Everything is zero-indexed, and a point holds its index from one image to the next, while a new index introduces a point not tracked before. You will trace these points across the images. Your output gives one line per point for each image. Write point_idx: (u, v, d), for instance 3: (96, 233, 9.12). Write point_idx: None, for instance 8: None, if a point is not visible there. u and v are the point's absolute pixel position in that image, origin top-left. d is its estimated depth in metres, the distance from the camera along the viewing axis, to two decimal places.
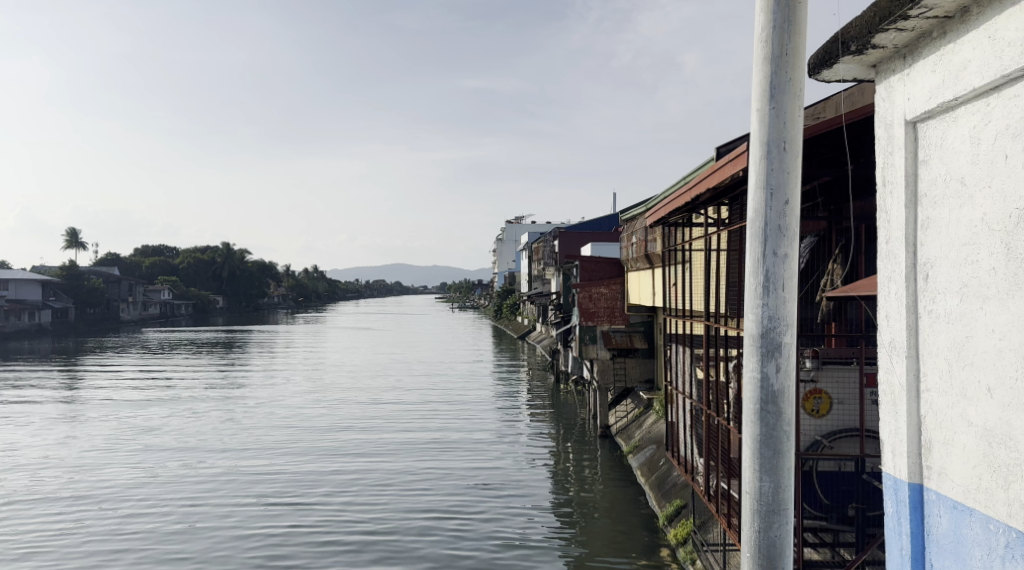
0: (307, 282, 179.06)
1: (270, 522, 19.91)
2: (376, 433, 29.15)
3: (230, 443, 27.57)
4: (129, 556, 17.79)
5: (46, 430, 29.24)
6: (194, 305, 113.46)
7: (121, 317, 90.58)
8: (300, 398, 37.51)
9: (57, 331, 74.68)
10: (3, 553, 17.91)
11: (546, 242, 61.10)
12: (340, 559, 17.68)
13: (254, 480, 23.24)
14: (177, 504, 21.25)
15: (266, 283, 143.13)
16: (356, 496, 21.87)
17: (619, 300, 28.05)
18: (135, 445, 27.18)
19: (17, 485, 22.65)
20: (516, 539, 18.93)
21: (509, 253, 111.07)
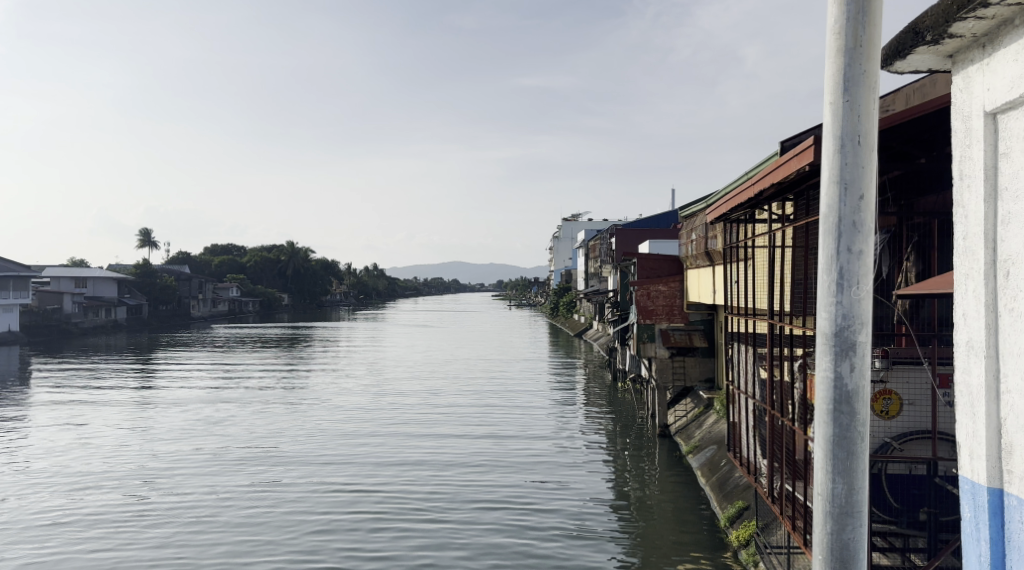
0: (367, 280, 181.18)
1: (330, 508, 20.20)
2: (436, 428, 29.51)
3: (294, 435, 28.18)
4: (195, 535, 18.25)
5: (120, 421, 30.24)
6: (261, 303, 116.02)
7: (192, 313, 93.24)
8: (361, 393, 38.01)
9: (132, 327, 77.22)
10: (81, 531, 18.52)
11: (603, 239, 60.93)
12: (400, 544, 17.83)
13: (315, 470, 23.61)
14: (244, 488, 21.75)
15: (328, 282, 145.73)
16: (414, 486, 22.05)
17: (679, 298, 27.26)
18: (204, 436, 27.93)
19: (92, 471, 23.46)
20: (577, 533, 18.92)
21: (566, 251, 110.99)
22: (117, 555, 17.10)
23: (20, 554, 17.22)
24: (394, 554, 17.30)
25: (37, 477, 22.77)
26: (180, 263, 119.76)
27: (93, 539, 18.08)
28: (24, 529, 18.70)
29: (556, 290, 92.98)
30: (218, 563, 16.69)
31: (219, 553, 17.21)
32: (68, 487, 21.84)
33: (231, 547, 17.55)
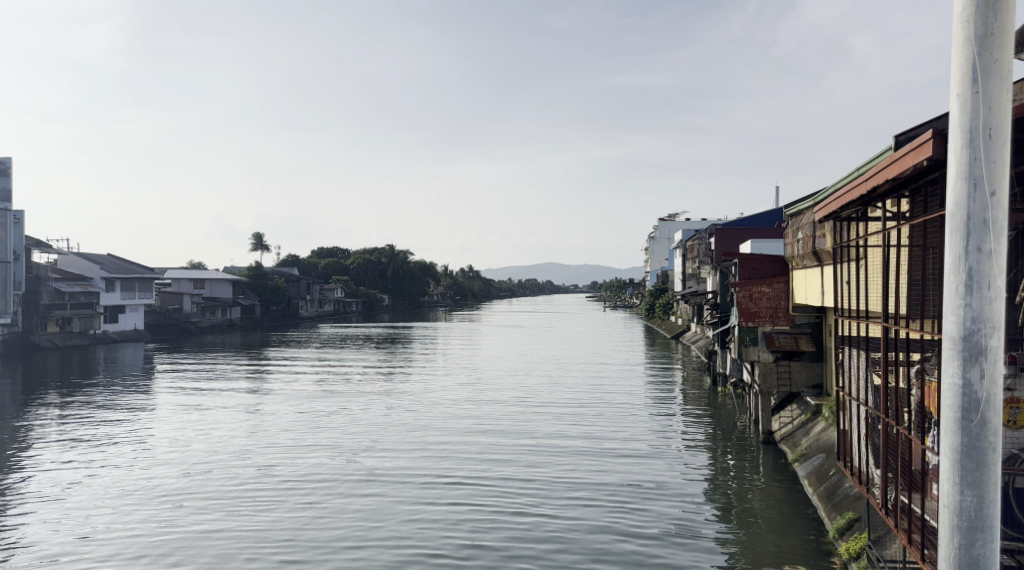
0: (464, 282, 183.42)
1: (434, 498, 20.64)
2: (535, 427, 29.73)
3: (398, 430, 28.92)
4: (309, 520, 19.02)
5: (236, 413, 31.66)
6: (363, 303, 119.29)
7: (300, 313, 96.59)
8: (460, 392, 38.51)
9: (246, 326, 80.61)
10: (205, 512, 19.52)
11: (700, 239, 59.94)
12: (504, 536, 18.05)
13: (418, 464, 24.14)
14: (353, 477, 22.51)
15: (427, 283, 148.36)
16: (516, 481, 22.33)
17: (784, 300, 26.60)
18: (314, 429, 28.98)
19: (211, 458, 24.61)
20: (679, 532, 18.78)
21: (662, 252, 109.48)
22: (235, 536, 17.90)
23: (148, 533, 18.21)
24: (496, 546, 17.55)
25: (161, 463, 24.05)
26: (288, 265, 124.27)
27: (213, 520, 18.95)
28: (151, 509, 19.78)
29: (652, 290, 91.87)
30: (329, 548, 17.27)
31: (329, 540, 17.79)
32: (189, 472, 22.95)
33: (341, 534, 18.14)
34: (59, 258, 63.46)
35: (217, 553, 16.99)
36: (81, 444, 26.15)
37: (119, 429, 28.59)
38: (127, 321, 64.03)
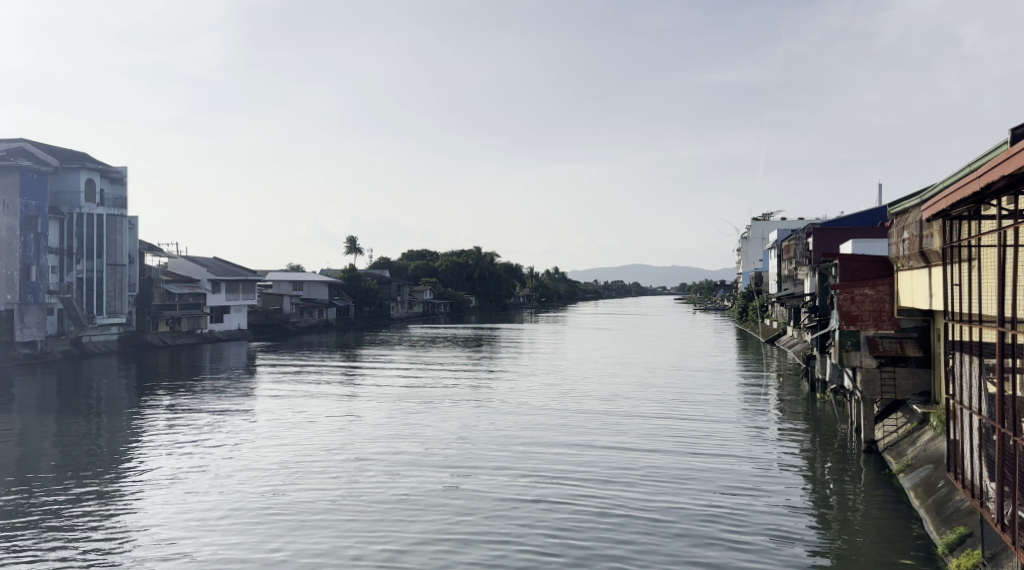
0: (551, 284, 183.24)
1: (525, 495, 20.81)
2: (625, 429, 29.52)
3: (489, 429, 29.16)
4: (404, 511, 19.49)
5: (333, 410, 32.57)
6: (451, 305, 120.69)
7: (391, 314, 98.45)
8: (551, 393, 38.55)
9: (341, 326, 82.70)
10: (305, 500, 20.25)
11: (797, 240, 58.21)
12: (595, 536, 17.98)
13: (510, 461, 24.35)
14: (446, 472, 22.89)
15: (514, 285, 148.92)
16: (607, 480, 22.29)
17: (888, 302, 25.42)
18: (407, 426, 29.55)
19: (309, 450, 25.47)
20: (774, 535, 18.38)
21: (756, 253, 106.70)
22: (334, 525, 18.50)
23: (251, 519, 18.85)
24: (589, 545, 17.48)
25: (263, 454, 25.01)
26: (380, 267, 127.16)
27: (312, 510, 19.49)
28: (253, 497, 20.48)
29: (746, 293, 89.69)
30: (423, 540, 17.65)
31: (423, 533, 18.07)
32: (289, 464, 23.68)
33: (433, 526, 18.44)
34: (170, 261, 65.90)
35: (315, 543, 17.45)
36: (189, 436, 27.31)
37: (223, 422, 29.75)
38: (231, 320, 66.69)
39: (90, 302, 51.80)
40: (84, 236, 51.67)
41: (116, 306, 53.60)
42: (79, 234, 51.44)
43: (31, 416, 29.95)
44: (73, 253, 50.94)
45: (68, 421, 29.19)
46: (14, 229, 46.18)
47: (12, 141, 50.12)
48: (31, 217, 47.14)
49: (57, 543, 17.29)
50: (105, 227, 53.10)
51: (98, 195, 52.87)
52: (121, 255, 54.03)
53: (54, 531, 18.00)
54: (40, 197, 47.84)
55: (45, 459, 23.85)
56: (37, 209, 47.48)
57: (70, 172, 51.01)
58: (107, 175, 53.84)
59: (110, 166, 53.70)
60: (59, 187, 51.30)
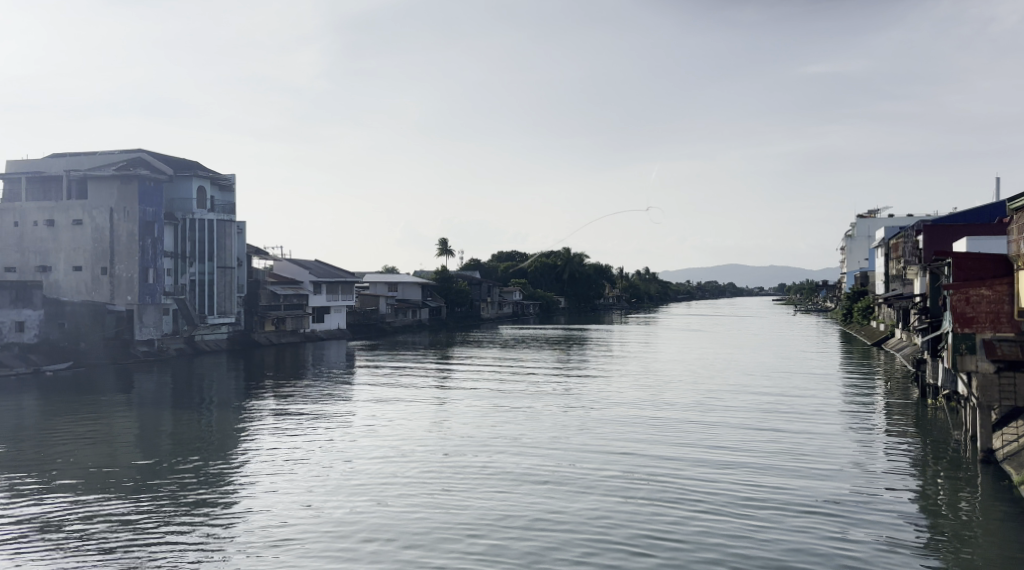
0: (641, 285, 181.10)
1: (622, 494, 20.69)
2: (723, 431, 28.97)
3: (583, 429, 29.12)
4: (500, 504, 19.70)
5: (428, 407, 33.11)
6: (541, 306, 120.78)
7: (482, 315, 99.35)
8: (644, 395, 38.13)
9: (434, 327, 83.95)
10: (404, 491, 20.73)
11: (907, 237, 55.75)
12: (694, 537, 17.67)
13: (605, 460, 24.25)
14: (540, 470, 23.00)
15: (605, 286, 147.85)
16: (705, 481, 21.97)
17: (1008, 303, 24.06)
18: (502, 424, 29.79)
19: (406, 445, 26.01)
20: (883, 542, 17.76)
21: (862, 252, 102.60)
22: (432, 515, 18.89)
23: (352, 510, 19.30)
24: (687, 546, 17.18)
25: (362, 447, 25.68)
26: (472, 268, 128.65)
27: (410, 502, 19.82)
28: (353, 489, 20.96)
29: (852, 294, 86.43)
30: (520, 533, 17.83)
31: (519, 528, 18.15)
32: (387, 458, 24.24)
33: (529, 520, 18.61)
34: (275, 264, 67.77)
35: (413, 534, 17.73)
36: (293, 430, 28.17)
37: (325, 417, 30.61)
38: (331, 320, 68.69)
39: (202, 302, 54.06)
40: (197, 241, 53.75)
41: (226, 306, 55.78)
42: (192, 238, 53.53)
43: (148, 410, 31.41)
44: (186, 256, 53.26)
45: (181, 415, 30.48)
46: (134, 234, 48.62)
47: (131, 151, 52.87)
48: (149, 222, 49.47)
49: (173, 528, 18.09)
50: (216, 231, 55.10)
51: (209, 201, 55.19)
52: (230, 258, 56.18)
53: (170, 516, 18.84)
54: (157, 204, 50.06)
55: (160, 449, 25.09)
56: (154, 216, 49.79)
57: (183, 180, 53.39)
58: (217, 182, 56.29)
59: (219, 174, 56.12)
60: (173, 194, 53.71)
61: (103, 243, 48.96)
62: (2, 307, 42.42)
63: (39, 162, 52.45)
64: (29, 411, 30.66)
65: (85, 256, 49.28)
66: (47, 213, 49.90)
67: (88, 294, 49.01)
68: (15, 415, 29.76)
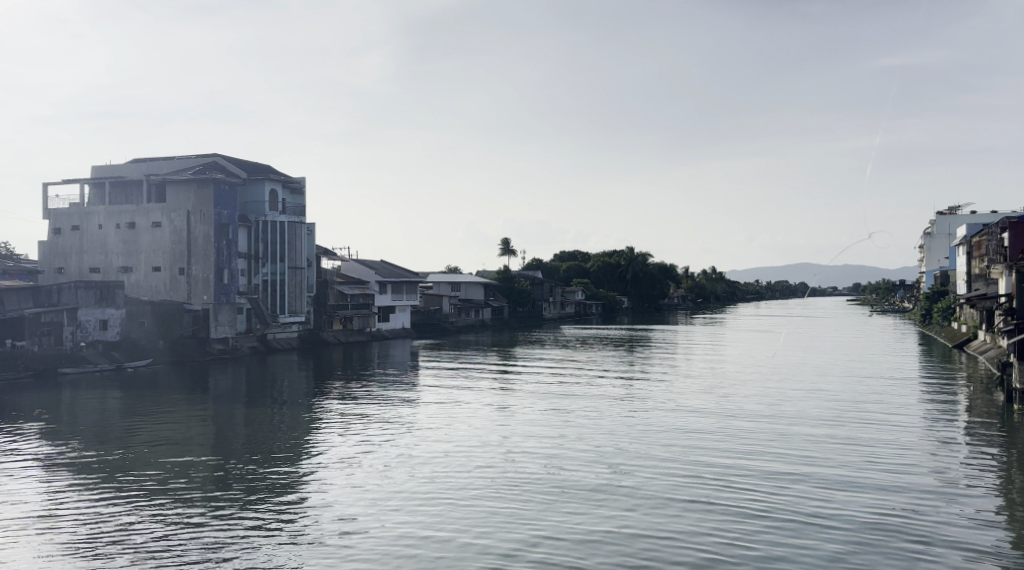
0: (706, 285, 179.03)
1: (687, 494, 20.93)
2: (792, 434, 28.85)
3: (648, 429, 29.36)
4: (567, 502, 20.18)
5: (493, 406, 33.74)
6: (603, 306, 120.60)
7: (544, 315, 99.77)
8: (709, 396, 38.09)
9: (497, 326, 84.72)
10: (472, 487, 21.38)
11: (990, 236, 54.09)
12: (755, 539, 17.81)
13: (671, 460, 24.50)
14: (606, 469, 23.39)
15: (669, 286, 146.68)
16: (772, 482, 22.06)
17: None
18: (567, 423, 30.22)
19: (472, 442, 26.68)
20: (958, 546, 17.65)
21: (940, 251, 99.58)
22: (500, 511, 19.47)
23: (418, 504, 20.03)
24: (748, 548, 17.34)
25: (429, 444, 26.44)
26: (534, 267, 129.31)
27: (477, 498, 20.46)
28: (420, 484, 21.69)
29: (930, 294, 84.07)
30: (586, 531, 18.28)
31: (581, 526, 18.57)
32: (455, 455, 24.92)
33: (596, 518, 19.05)
34: (342, 264, 69.43)
35: (477, 530, 18.31)
36: (361, 426, 29.12)
37: (392, 414, 31.52)
38: (396, 320, 70.04)
39: (274, 302, 55.72)
40: (269, 242, 55.34)
41: (297, 306, 57.41)
42: (265, 239, 55.16)
43: (224, 406, 32.79)
44: (259, 257, 54.82)
45: (254, 410, 31.75)
46: (210, 236, 50.50)
47: (207, 156, 55.00)
48: (224, 225, 51.36)
49: (252, 518, 19.07)
50: (287, 233, 56.65)
51: (281, 204, 56.99)
52: (300, 259, 57.81)
53: (249, 507, 19.82)
54: (232, 207, 51.99)
55: (237, 443, 26.26)
56: (229, 218, 51.68)
57: (256, 184, 55.25)
58: (288, 186, 58.15)
59: (290, 178, 58.00)
60: (247, 198, 55.58)
61: (181, 245, 50.93)
62: (86, 305, 44.87)
63: (121, 167, 54.89)
64: (114, 405, 32.35)
65: (164, 257, 51.33)
66: (129, 216, 52.19)
67: (166, 294, 51.03)
68: (101, 409, 31.43)
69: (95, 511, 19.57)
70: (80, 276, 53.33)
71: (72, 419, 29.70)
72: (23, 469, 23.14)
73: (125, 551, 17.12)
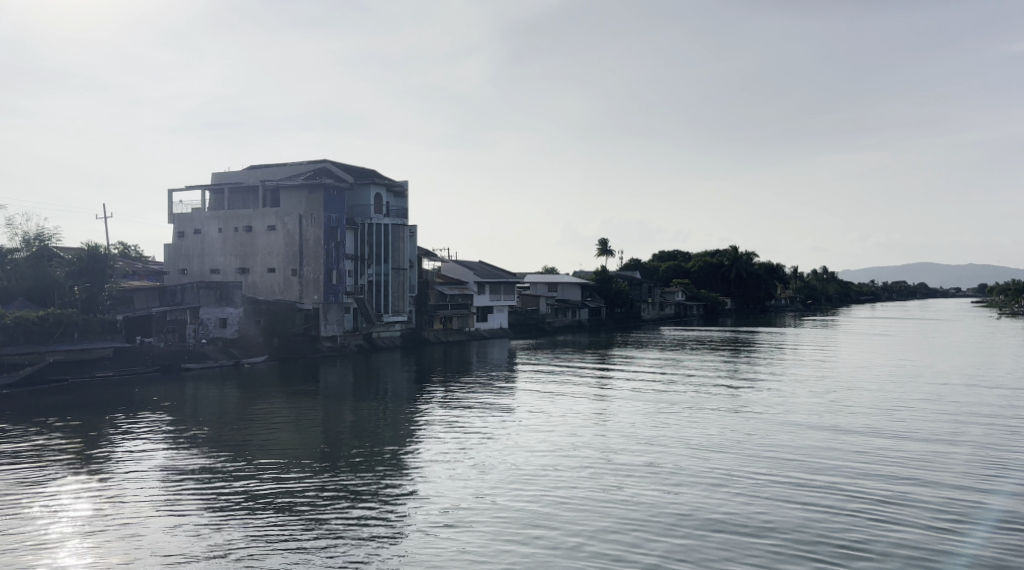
0: (815, 285, 173.19)
1: (784, 497, 20.89)
2: (898, 442, 28.05)
3: (746, 433, 29.14)
4: (661, 502, 20.48)
5: (589, 407, 34.01)
6: (705, 307, 118.61)
7: (643, 315, 99.01)
8: (812, 401, 37.23)
9: (595, 327, 84.70)
10: (569, 485, 21.91)
11: None
12: (864, 546, 17.60)
13: (768, 465, 24.38)
14: (702, 471, 23.47)
15: (775, 287, 142.72)
16: (873, 489, 21.70)
17: None
18: (663, 426, 30.28)
19: (569, 441, 27.18)
20: None
21: None
22: (595, 509, 19.95)
23: (520, 499, 20.62)
24: (857, 555, 17.17)
25: (528, 442, 27.09)
26: (634, 268, 128.46)
27: (574, 495, 20.99)
28: (520, 481, 22.29)
29: None
30: (680, 529, 18.57)
31: (675, 525, 18.86)
32: (552, 453, 25.48)
33: (690, 518, 19.30)
34: (443, 265, 70.97)
35: (579, 527, 18.75)
36: (461, 423, 29.98)
37: (491, 412, 32.26)
38: (494, 319, 71.12)
39: (379, 301, 57.54)
40: (375, 244, 57.20)
41: (399, 306, 59.19)
42: (370, 241, 56.96)
43: (331, 401, 34.25)
44: (366, 259, 56.72)
45: (360, 406, 33.02)
46: (320, 239, 52.56)
47: (317, 162, 57.29)
48: (333, 228, 53.35)
49: (359, 506, 20.11)
50: (391, 235, 58.40)
51: (385, 207, 58.75)
52: (403, 260, 59.49)
53: (357, 496, 20.89)
54: (340, 210, 53.99)
55: (344, 436, 27.52)
56: (337, 221, 53.67)
57: (363, 188, 57.15)
58: (393, 189, 59.82)
59: (394, 181, 59.69)
60: (354, 202, 57.56)
61: (293, 247, 53.18)
62: (207, 305, 48.18)
63: (239, 174, 57.88)
64: (232, 399, 34.32)
65: (278, 259, 53.69)
66: (246, 220, 54.95)
67: (281, 294, 53.41)
68: (219, 403, 33.43)
69: (217, 496, 20.99)
70: (202, 277, 56.48)
71: (195, 412, 31.68)
72: (153, 455, 25.05)
73: (245, 532, 18.41)
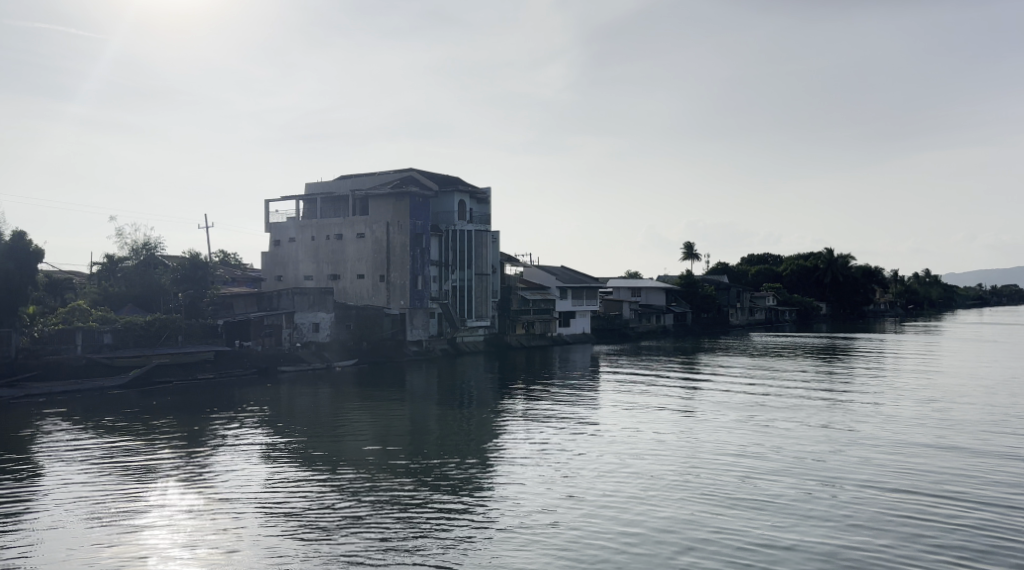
0: (916, 289, 165.41)
1: (870, 507, 20.44)
2: (997, 454, 26.83)
3: (833, 442, 28.41)
4: (743, 508, 20.32)
5: (672, 414, 33.64)
6: (797, 313, 115.00)
7: (731, 320, 96.80)
8: (907, 410, 35.76)
9: (680, 332, 83.41)
10: (651, 490, 21.93)
11: None
12: (963, 558, 17.02)
13: (855, 474, 23.80)
14: (786, 479, 23.09)
15: (873, 291, 137.23)
16: (966, 501, 21.00)
17: None
18: (747, 433, 29.81)
19: (650, 447, 27.10)
20: None
21: None
22: (676, 513, 19.95)
23: (605, 504, 20.71)
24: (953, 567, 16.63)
25: (608, 447, 27.13)
26: (722, 272, 125.72)
27: (655, 500, 21.01)
28: (604, 486, 22.34)
29: None
30: (762, 535, 18.43)
31: (756, 531, 18.70)
32: (633, 458, 25.48)
33: (773, 524, 19.10)
34: (526, 271, 71.36)
35: (663, 532, 18.72)
36: (543, 428, 30.20)
37: (571, 418, 32.29)
38: (576, 324, 71.07)
39: (463, 306, 58.37)
40: (458, 250, 58.03)
41: (483, 311, 59.86)
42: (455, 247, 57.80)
43: (414, 404, 34.78)
44: (450, 265, 57.61)
45: (443, 410, 33.48)
46: (406, 245, 53.63)
47: (403, 171, 58.62)
48: (418, 234, 54.42)
49: (444, 507, 20.54)
50: (474, 241, 59.12)
51: (469, 213, 59.52)
52: (486, 265, 60.14)
53: (441, 497, 21.35)
54: (425, 218, 55.07)
55: (427, 438, 28.09)
56: (422, 228, 54.72)
57: (447, 195, 58.09)
58: (475, 196, 60.66)
59: (476, 188, 60.51)
60: (439, 208, 58.56)
61: (381, 253, 54.31)
62: (303, 310, 48.98)
63: (331, 183, 59.59)
64: (321, 401, 35.35)
65: (367, 265, 54.97)
66: (337, 228, 56.49)
67: (369, 299, 54.59)
68: (310, 404, 34.49)
69: (312, 495, 21.80)
70: (295, 283, 58.44)
71: (286, 413, 32.78)
72: (249, 453, 26.17)
73: (335, 529, 19.08)
